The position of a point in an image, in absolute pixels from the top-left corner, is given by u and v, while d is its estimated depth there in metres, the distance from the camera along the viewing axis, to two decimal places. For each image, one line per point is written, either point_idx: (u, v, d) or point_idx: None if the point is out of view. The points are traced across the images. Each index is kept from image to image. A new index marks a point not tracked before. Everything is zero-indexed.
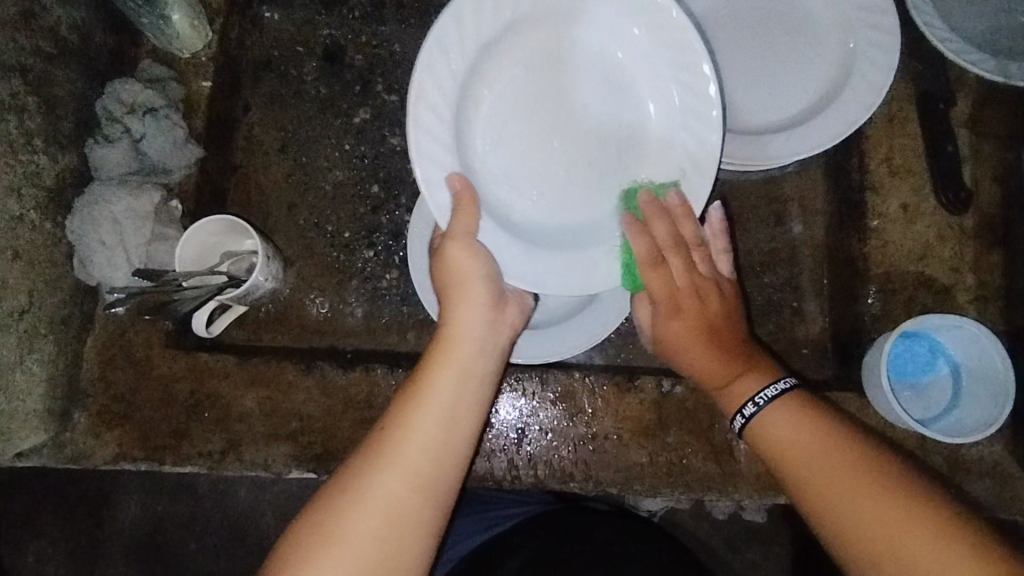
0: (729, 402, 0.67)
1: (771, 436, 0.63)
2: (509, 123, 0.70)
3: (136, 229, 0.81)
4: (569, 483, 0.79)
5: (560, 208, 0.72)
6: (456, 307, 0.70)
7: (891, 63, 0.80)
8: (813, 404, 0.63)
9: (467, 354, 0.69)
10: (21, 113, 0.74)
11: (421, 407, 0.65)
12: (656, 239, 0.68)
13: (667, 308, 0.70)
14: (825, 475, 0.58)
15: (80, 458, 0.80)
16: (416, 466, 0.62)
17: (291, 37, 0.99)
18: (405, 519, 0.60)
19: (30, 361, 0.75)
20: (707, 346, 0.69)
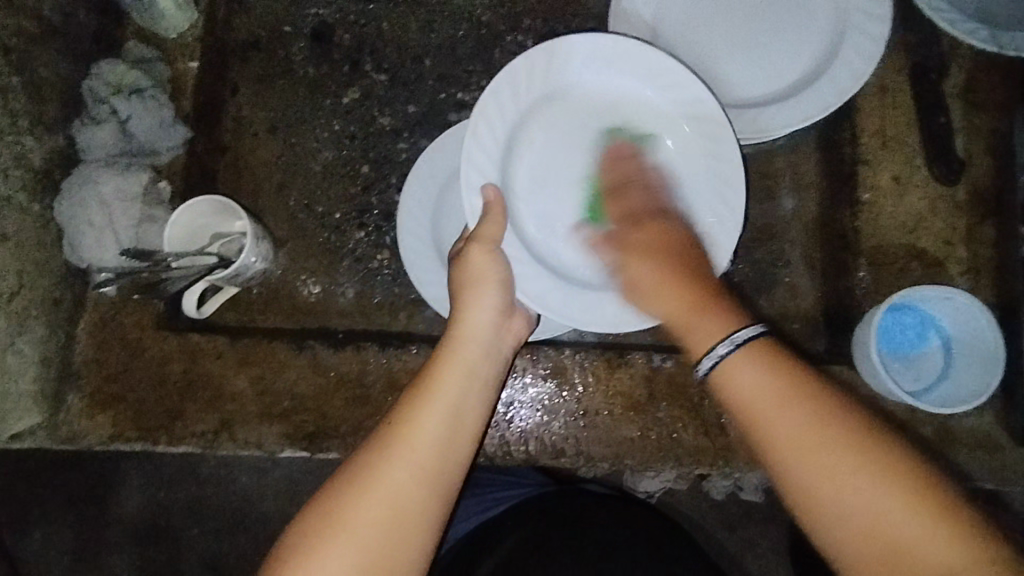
0: (694, 349, 0.63)
1: (727, 389, 0.60)
2: (549, 176, 0.75)
3: (125, 210, 0.81)
4: (560, 458, 0.80)
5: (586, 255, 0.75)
6: (464, 307, 0.71)
7: (882, 31, 0.79)
8: (776, 356, 0.60)
9: (473, 353, 0.70)
10: (6, 93, 0.73)
11: (430, 401, 0.66)
12: (620, 175, 0.74)
13: (625, 223, 0.72)
14: (783, 431, 0.56)
15: (75, 439, 0.80)
16: (425, 460, 0.63)
17: (277, 16, 0.98)
18: (409, 512, 0.61)
19: (22, 343, 0.75)
20: (683, 280, 0.67)
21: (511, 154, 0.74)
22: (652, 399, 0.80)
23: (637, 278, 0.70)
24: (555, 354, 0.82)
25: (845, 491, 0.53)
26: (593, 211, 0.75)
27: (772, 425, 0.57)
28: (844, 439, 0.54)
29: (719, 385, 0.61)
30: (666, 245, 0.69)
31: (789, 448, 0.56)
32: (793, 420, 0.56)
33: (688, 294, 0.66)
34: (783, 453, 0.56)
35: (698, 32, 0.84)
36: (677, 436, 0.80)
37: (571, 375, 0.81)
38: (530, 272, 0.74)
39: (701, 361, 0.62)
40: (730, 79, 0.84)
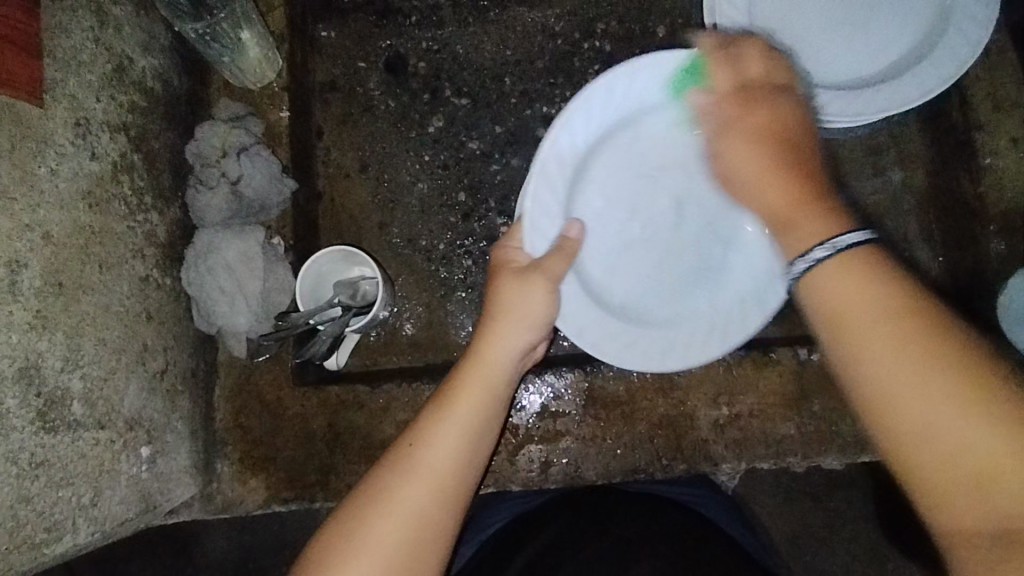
0: (789, 245, 0.51)
1: (814, 308, 0.48)
2: (607, 216, 0.72)
3: (250, 273, 0.79)
4: (720, 464, 0.80)
5: (640, 293, 0.72)
6: (492, 325, 0.65)
7: (990, 17, 0.77)
8: (884, 268, 0.46)
9: (494, 370, 0.64)
10: (131, 171, 0.70)
11: (448, 417, 0.61)
12: (747, 74, 0.59)
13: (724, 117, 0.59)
14: (884, 360, 0.44)
15: (231, 507, 0.79)
16: (441, 478, 0.58)
17: (349, 53, 0.97)
18: (426, 531, 0.57)
19: (176, 421, 0.73)
20: (773, 154, 0.55)
21: (575, 191, 0.70)
22: (804, 393, 0.80)
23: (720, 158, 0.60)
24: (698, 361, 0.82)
25: (931, 416, 0.42)
26: (653, 256, 0.73)
27: (866, 337, 0.44)
28: (946, 366, 0.42)
29: (807, 296, 0.49)
30: (767, 123, 0.56)
31: (860, 343, 0.45)
32: (890, 344, 0.44)
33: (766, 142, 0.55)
34: (861, 367, 0.44)
35: (793, 18, 0.83)
36: (835, 427, 0.79)
37: (719, 379, 0.81)
38: (588, 311, 0.70)
39: (806, 254, 0.49)
40: (824, 62, 0.82)
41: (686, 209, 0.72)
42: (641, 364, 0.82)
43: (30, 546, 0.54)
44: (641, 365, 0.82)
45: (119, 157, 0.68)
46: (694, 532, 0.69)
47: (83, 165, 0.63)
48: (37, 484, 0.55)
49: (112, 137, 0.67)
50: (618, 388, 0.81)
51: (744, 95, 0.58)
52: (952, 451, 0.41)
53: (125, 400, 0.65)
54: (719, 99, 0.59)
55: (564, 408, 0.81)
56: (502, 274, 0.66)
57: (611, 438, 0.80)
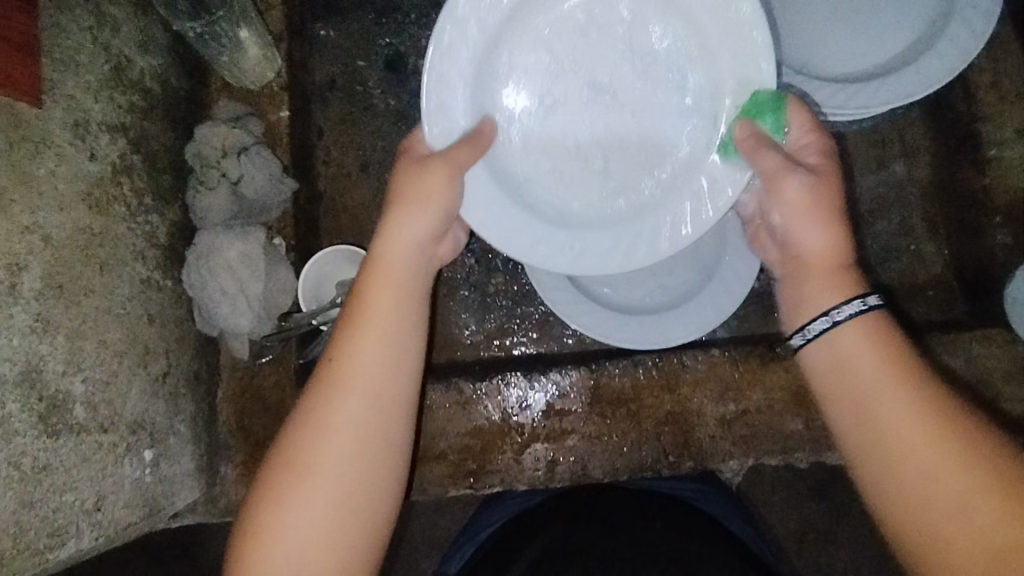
0: (796, 316, 0.58)
1: (814, 370, 0.56)
2: (532, 122, 0.63)
3: (252, 274, 0.79)
4: (727, 461, 0.79)
5: (594, 195, 0.64)
6: (390, 222, 0.61)
7: (994, 6, 0.76)
8: (892, 331, 0.54)
9: (404, 276, 0.60)
10: (130, 172, 0.69)
11: (359, 331, 0.58)
12: (799, 141, 0.61)
13: (808, 201, 0.58)
14: (883, 410, 0.51)
15: (235, 509, 0.79)
16: (379, 388, 0.56)
17: (349, 52, 0.96)
18: (372, 439, 0.55)
19: (179, 424, 0.73)
20: (828, 211, 0.58)
21: (490, 126, 0.62)
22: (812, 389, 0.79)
23: (788, 207, 0.59)
24: (703, 356, 0.81)
25: (921, 460, 0.50)
26: (604, 151, 0.63)
27: (869, 397, 0.52)
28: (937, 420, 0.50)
29: (828, 347, 0.55)
30: (835, 199, 0.59)
31: (850, 412, 0.53)
32: (895, 392, 0.52)
33: (830, 220, 0.58)
34: (868, 420, 0.52)
35: (793, 12, 0.83)
36: None
37: (725, 374, 0.80)
38: (538, 231, 0.63)
39: (809, 324, 0.56)
40: (826, 56, 0.82)
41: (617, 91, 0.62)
42: (646, 361, 0.81)
43: (34, 552, 0.54)
44: (647, 362, 0.81)
45: (118, 158, 0.67)
46: (688, 529, 0.72)
47: (82, 166, 0.62)
48: (40, 489, 0.54)
49: (111, 138, 0.67)
50: (624, 385, 0.81)
51: (825, 175, 0.59)
52: (918, 488, 0.49)
53: (128, 404, 0.64)
54: (799, 133, 0.61)
55: (569, 406, 0.80)
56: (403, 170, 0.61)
57: (620, 438, 0.80)
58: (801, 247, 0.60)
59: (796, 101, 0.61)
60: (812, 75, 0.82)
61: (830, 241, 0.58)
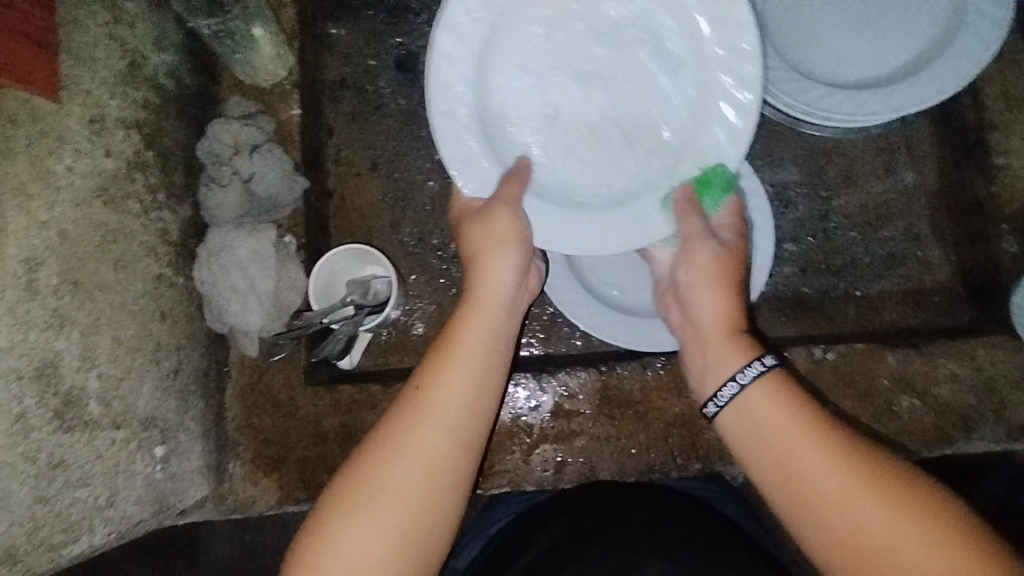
0: (709, 381, 0.59)
1: (734, 434, 0.56)
2: (532, 111, 0.65)
3: (263, 272, 0.78)
4: (735, 464, 0.79)
5: (602, 184, 0.65)
6: (488, 258, 0.64)
7: (1004, 15, 0.76)
8: (795, 389, 0.55)
9: (492, 309, 0.63)
10: (145, 169, 0.69)
11: (453, 355, 0.59)
12: (728, 224, 0.67)
13: (710, 283, 0.63)
14: (794, 477, 0.51)
15: (243, 507, 0.79)
16: (456, 412, 0.57)
17: (360, 52, 0.96)
18: (448, 466, 0.55)
19: (189, 421, 0.72)
20: (729, 290, 0.63)
21: (490, 112, 0.64)
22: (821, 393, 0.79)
23: (693, 276, 0.64)
24: None
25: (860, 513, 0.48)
26: (601, 140, 0.65)
27: (790, 454, 0.51)
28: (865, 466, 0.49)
29: (729, 427, 0.57)
30: (733, 280, 0.64)
31: (776, 475, 0.52)
32: (819, 464, 0.50)
33: (729, 291, 0.63)
34: (798, 493, 0.50)
35: (806, 20, 0.83)
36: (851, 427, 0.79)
37: None
38: (553, 217, 0.65)
39: (719, 390, 0.57)
40: (836, 64, 0.83)
41: (613, 83, 0.64)
42: (654, 363, 0.82)
43: (48, 549, 0.54)
44: (655, 364, 0.82)
45: (133, 155, 0.67)
46: (687, 518, 0.69)
47: (97, 162, 0.62)
48: (54, 485, 0.54)
49: (126, 134, 0.67)
50: (633, 387, 0.81)
51: (734, 250, 0.65)
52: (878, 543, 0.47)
53: (139, 400, 0.64)
54: (729, 205, 0.66)
55: (578, 408, 0.81)
56: (473, 221, 0.65)
57: (629, 439, 0.80)
58: (697, 314, 0.64)
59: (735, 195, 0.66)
60: (824, 83, 0.82)
61: (715, 309, 0.62)
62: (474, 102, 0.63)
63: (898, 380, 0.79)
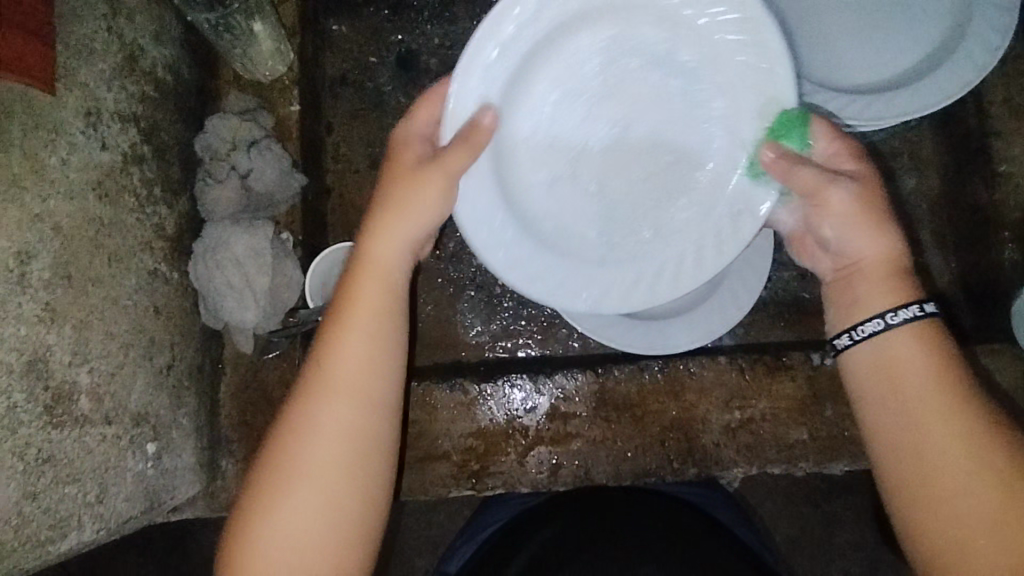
0: (851, 313, 0.58)
1: (856, 377, 0.56)
2: (556, 168, 0.60)
3: (259, 269, 0.77)
4: (731, 469, 0.79)
5: (632, 246, 0.61)
6: (368, 242, 0.59)
7: (1010, 19, 0.76)
8: (942, 342, 0.54)
9: (370, 297, 0.58)
10: (140, 163, 0.69)
11: (327, 361, 0.56)
12: (833, 144, 0.59)
13: (858, 218, 0.57)
14: (906, 425, 0.52)
15: (236, 504, 0.78)
16: (342, 422, 0.54)
17: (361, 48, 0.96)
18: (348, 479, 0.54)
19: (182, 417, 0.72)
20: (871, 225, 0.57)
21: (508, 178, 0.59)
22: (817, 398, 0.79)
23: (840, 221, 0.58)
24: (710, 363, 0.81)
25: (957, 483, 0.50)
26: (630, 204, 0.61)
27: (913, 407, 0.52)
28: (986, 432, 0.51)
29: (854, 357, 0.57)
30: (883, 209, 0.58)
31: (897, 421, 0.53)
32: (933, 419, 0.51)
33: (876, 227, 0.57)
34: (895, 437, 0.53)
35: (810, 23, 0.83)
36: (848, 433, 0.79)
37: (731, 381, 0.80)
38: (579, 276, 0.61)
39: (860, 325, 0.56)
40: (840, 67, 0.82)
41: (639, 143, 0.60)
42: (652, 366, 0.81)
43: (35, 545, 0.53)
44: (652, 367, 0.81)
45: (128, 148, 0.67)
46: (697, 532, 0.69)
47: (93, 155, 0.61)
48: (44, 479, 0.53)
49: (122, 127, 0.66)
50: (630, 389, 0.81)
51: (864, 178, 0.58)
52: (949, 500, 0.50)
53: (132, 396, 0.64)
54: (823, 136, 0.58)
55: (574, 410, 0.80)
56: (391, 175, 0.60)
57: (625, 442, 0.79)
58: (858, 256, 0.58)
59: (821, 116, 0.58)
60: (827, 86, 0.81)
61: (882, 250, 0.57)
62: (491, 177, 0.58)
63: None
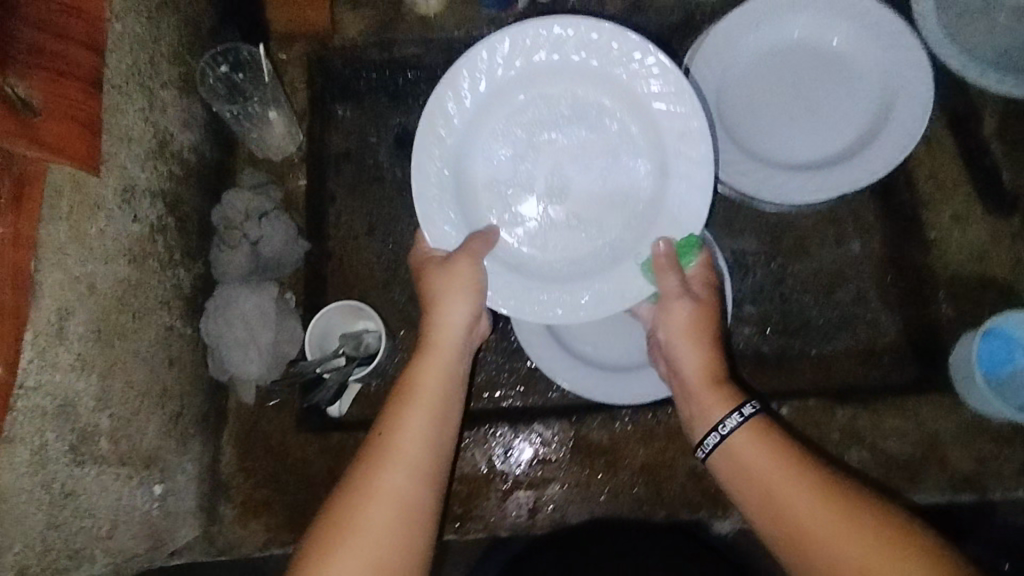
0: (706, 421, 0.69)
1: (720, 470, 0.67)
2: (500, 194, 0.76)
3: (264, 324, 0.85)
4: (698, 512, 0.84)
5: (568, 258, 0.76)
6: (440, 314, 0.74)
7: (924, 110, 0.88)
8: (773, 432, 0.65)
9: (446, 356, 0.73)
10: (164, 232, 0.78)
11: (410, 405, 0.68)
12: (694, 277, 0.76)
13: (690, 334, 0.74)
14: (771, 513, 0.61)
15: (232, 548, 0.83)
16: (418, 455, 0.65)
17: (363, 129, 1.08)
18: (415, 507, 0.62)
19: (187, 462, 0.78)
20: (706, 343, 0.73)
21: (468, 194, 0.76)
22: None
23: (677, 328, 0.74)
24: (677, 412, 0.88)
25: (831, 542, 0.56)
26: (564, 227, 0.76)
27: (769, 492, 0.61)
28: (846, 512, 0.57)
29: (724, 458, 0.67)
30: (711, 330, 0.74)
31: (763, 514, 0.62)
32: (793, 492, 0.60)
33: (702, 340, 0.73)
34: (784, 527, 0.59)
35: (756, 104, 0.94)
36: None
37: None
38: (524, 285, 0.75)
39: (704, 440, 0.68)
40: (781, 144, 0.93)
41: (568, 175, 0.76)
42: (621, 415, 0.88)
43: None
44: (622, 416, 0.88)
45: (155, 220, 0.77)
46: None
47: (125, 227, 0.71)
48: (64, 512, 0.60)
49: (151, 201, 0.76)
50: (602, 437, 0.87)
51: (706, 304, 0.75)
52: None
53: (144, 440, 0.70)
54: (700, 263, 0.76)
55: (551, 456, 0.86)
56: (431, 274, 0.75)
57: (596, 485, 0.85)
58: (683, 371, 0.74)
59: (705, 250, 0.76)
60: (771, 162, 0.93)
61: (702, 359, 0.73)
62: (450, 185, 0.75)
63: (847, 433, 0.85)
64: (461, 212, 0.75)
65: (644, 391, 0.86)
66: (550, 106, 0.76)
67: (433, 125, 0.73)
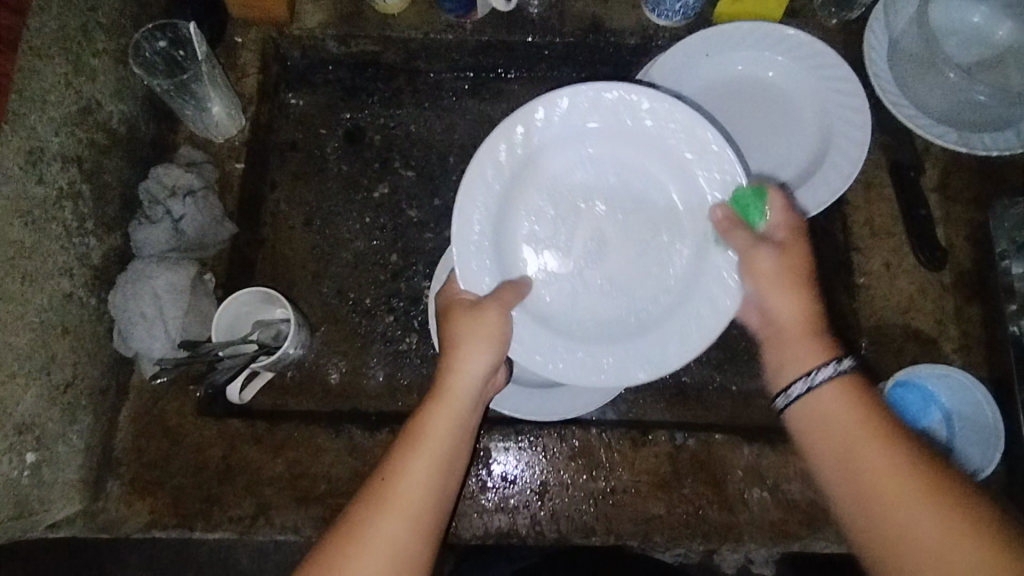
0: (779, 380, 0.66)
1: (800, 428, 0.63)
2: (545, 249, 0.76)
3: (175, 304, 0.84)
4: (591, 537, 0.82)
5: (598, 316, 0.76)
6: (461, 356, 0.70)
7: (860, 155, 0.87)
8: (868, 392, 0.61)
9: (461, 404, 0.68)
10: (76, 199, 0.78)
11: (417, 451, 0.64)
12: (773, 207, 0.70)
13: (786, 285, 0.67)
14: (839, 465, 0.58)
15: (112, 527, 0.81)
16: (418, 508, 0.61)
17: (313, 121, 1.08)
18: (408, 562, 0.59)
19: (72, 433, 0.77)
20: (798, 291, 0.66)
21: (507, 246, 0.75)
22: (676, 475, 0.84)
23: (760, 280, 0.67)
24: (582, 434, 0.86)
25: (898, 503, 0.54)
26: (599, 285, 0.76)
27: (857, 449, 0.57)
28: (910, 467, 0.55)
29: (806, 411, 0.62)
30: (802, 271, 0.67)
31: (836, 466, 0.58)
32: (871, 450, 0.57)
33: (797, 290, 0.66)
34: (839, 479, 0.58)
35: None
36: (702, 513, 0.83)
37: (597, 453, 0.85)
38: (552, 342, 0.74)
39: (791, 386, 0.63)
40: None
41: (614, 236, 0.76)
42: (525, 432, 0.86)
43: None
44: (525, 432, 0.86)
45: (66, 185, 0.76)
46: None
47: (28, 189, 0.71)
48: None
49: (64, 167, 0.76)
50: (502, 451, 0.85)
51: (792, 248, 0.68)
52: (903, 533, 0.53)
53: (19, 406, 0.70)
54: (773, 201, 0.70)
55: None
56: (456, 317, 0.71)
57: (490, 500, 0.83)
58: (775, 318, 0.67)
59: (775, 190, 0.70)
60: None
61: (793, 309, 0.66)
62: (491, 237, 0.73)
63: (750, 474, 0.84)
64: (498, 262, 0.74)
65: (579, 404, 0.86)
66: (606, 168, 0.75)
67: (479, 171, 0.72)
